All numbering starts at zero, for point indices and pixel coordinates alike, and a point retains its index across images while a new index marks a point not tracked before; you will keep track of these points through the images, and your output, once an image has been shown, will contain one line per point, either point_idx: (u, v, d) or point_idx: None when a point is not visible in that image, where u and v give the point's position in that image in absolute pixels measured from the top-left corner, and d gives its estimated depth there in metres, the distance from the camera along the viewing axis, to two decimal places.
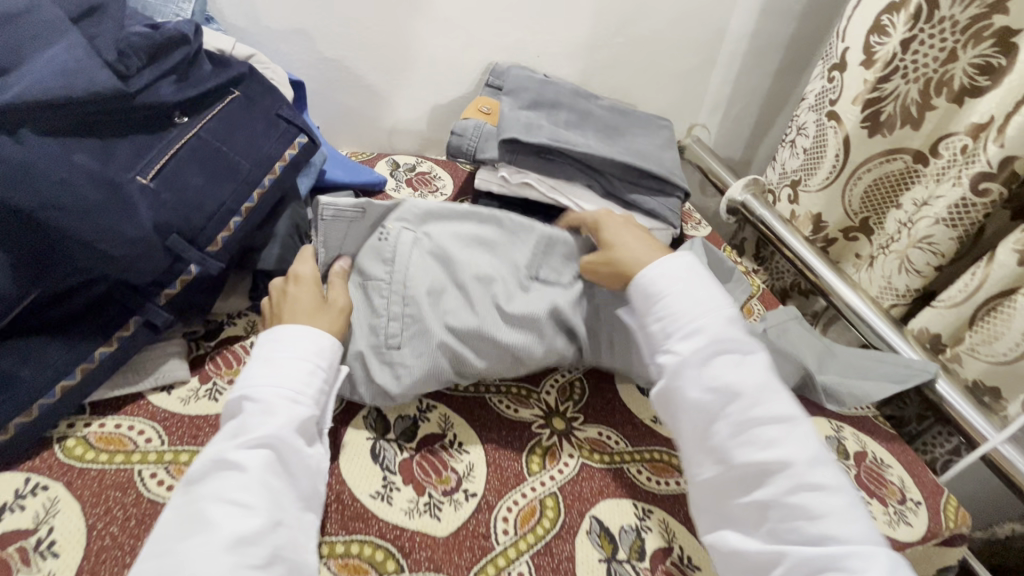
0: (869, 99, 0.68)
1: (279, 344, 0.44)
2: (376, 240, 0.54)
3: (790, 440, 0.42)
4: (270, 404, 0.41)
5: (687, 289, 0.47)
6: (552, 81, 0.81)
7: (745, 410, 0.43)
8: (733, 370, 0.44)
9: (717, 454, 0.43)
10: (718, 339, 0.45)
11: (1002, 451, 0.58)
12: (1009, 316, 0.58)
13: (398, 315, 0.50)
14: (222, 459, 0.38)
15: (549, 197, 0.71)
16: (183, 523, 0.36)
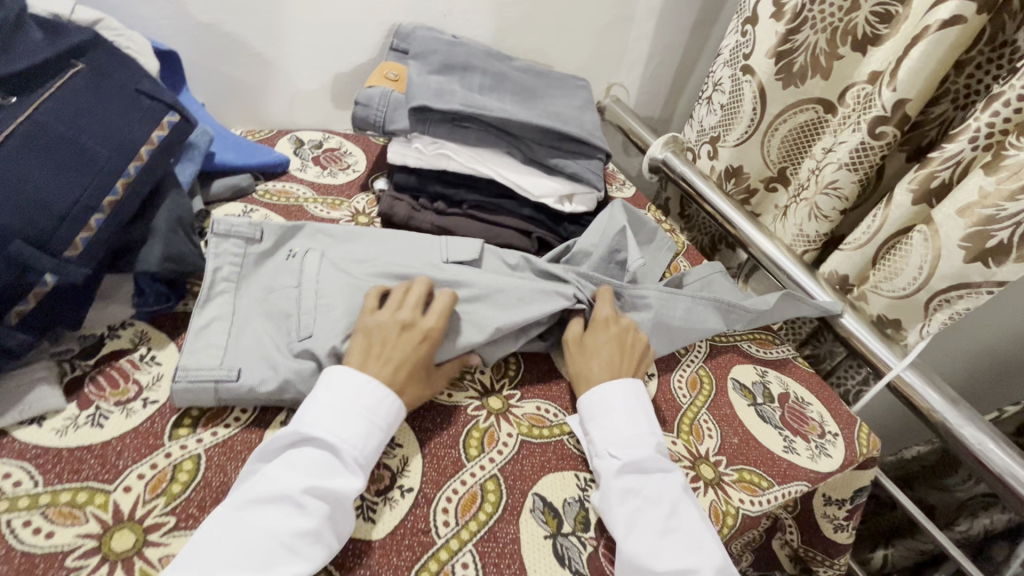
0: (782, 51, 0.71)
1: (371, 388, 0.43)
2: (284, 259, 0.53)
3: (697, 559, 0.42)
4: (349, 455, 0.41)
5: (625, 406, 0.49)
6: (461, 42, 0.76)
7: (666, 516, 0.44)
8: (661, 486, 0.45)
9: (632, 556, 0.42)
10: (649, 452, 0.47)
11: (904, 376, 0.63)
12: (906, 252, 0.60)
13: (309, 317, 0.47)
14: (288, 494, 0.38)
15: (468, 168, 0.68)
16: (231, 553, 0.35)
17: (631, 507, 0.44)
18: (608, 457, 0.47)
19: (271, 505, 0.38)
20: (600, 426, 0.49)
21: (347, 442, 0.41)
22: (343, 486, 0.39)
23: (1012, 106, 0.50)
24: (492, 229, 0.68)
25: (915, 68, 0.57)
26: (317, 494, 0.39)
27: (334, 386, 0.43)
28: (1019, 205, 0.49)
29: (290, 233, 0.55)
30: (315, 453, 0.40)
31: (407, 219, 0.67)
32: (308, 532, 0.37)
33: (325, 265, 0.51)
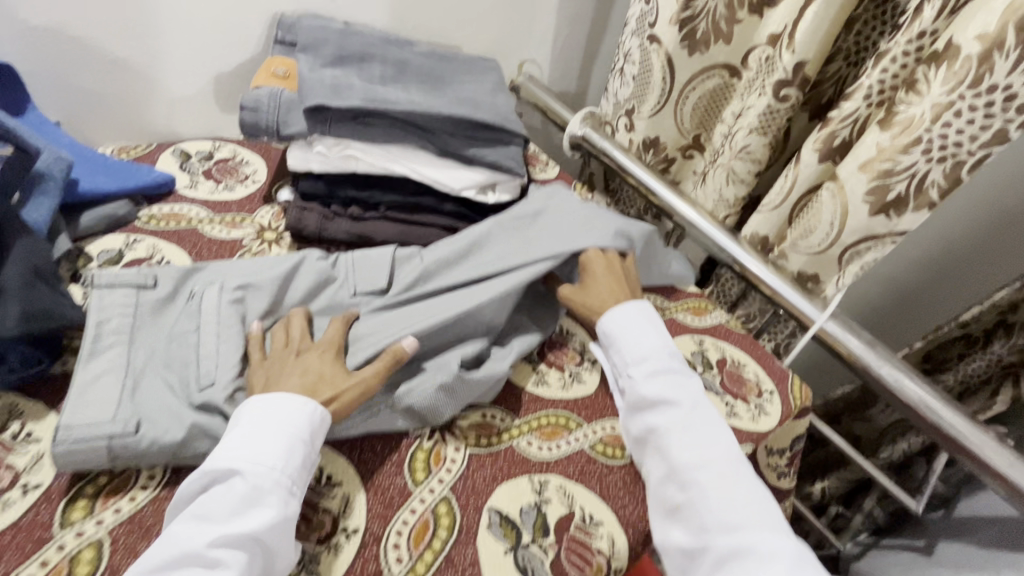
0: (685, 18, 0.71)
1: (286, 416, 0.41)
2: (184, 302, 0.49)
3: (714, 448, 0.46)
4: (259, 484, 0.37)
5: (640, 325, 0.54)
6: (355, 29, 0.71)
7: (683, 417, 0.48)
8: (674, 387, 0.49)
9: (659, 454, 0.47)
10: (660, 364, 0.51)
11: (826, 327, 0.66)
12: (818, 210, 0.61)
13: (207, 368, 0.44)
14: (195, 548, 0.35)
15: (380, 167, 0.63)
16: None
17: (650, 416, 0.49)
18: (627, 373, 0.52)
19: (177, 565, 0.34)
20: (619, 345, 0.53)
21: (249, 471, 0.38)
22: (258, 521, 0.36)
23: (900, 61, 0.51)
24: (412, 232, 0.65)
25: (809, 29, 0.58)
26: (230, 538, 0.35)
27: (248, 422, 0.40)
28: (909, 158, 0.50)
29: (189, 275, 0.51)
30: (220, 493, 0.37)
31: (319, 231, 0.62)
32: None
33: (228, 298, 0.49)
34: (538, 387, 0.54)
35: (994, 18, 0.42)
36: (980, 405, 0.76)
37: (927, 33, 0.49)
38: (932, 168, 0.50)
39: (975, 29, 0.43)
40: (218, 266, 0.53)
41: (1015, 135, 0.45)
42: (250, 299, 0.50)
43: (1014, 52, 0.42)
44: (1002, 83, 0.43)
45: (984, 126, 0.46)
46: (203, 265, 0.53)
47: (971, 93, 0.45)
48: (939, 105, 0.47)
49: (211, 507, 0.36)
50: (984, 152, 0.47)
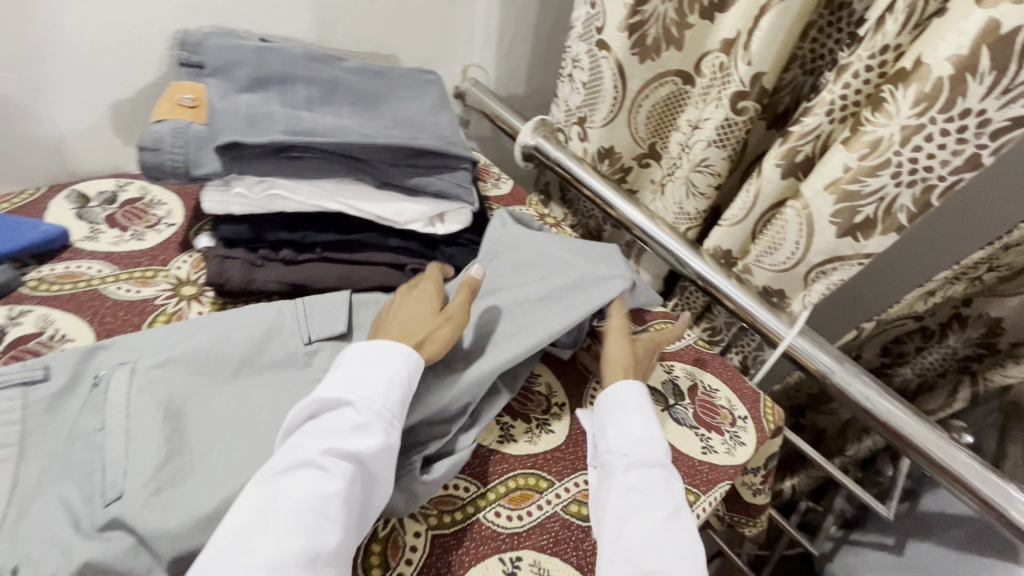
0: (632, 24, 0.66)
1: (388, 350, 0.45)
2: (90, 390, 0.43)
3: (684, 562, 0.40)
4: (364, 414, 0.41)
5: (640, 406, 0.50)
6: (272, 46, 0.63)
7: (659, 517, 0.42)
8: (658, 485, 0.44)
9: (624, 555, 0.41)
10: (650, 455, 0.46)
11: (796, 343, 0.64)
12: (783, 226, 0.59)
13: (115, 475, 0.38)
14: (306, 457, 0.38)
15: (313, 205, 0.57)
16: (259, 517, 0.36)
17: (625, 502, 0.44)
18: (611, 455, 0.47)
19: (289, 471, 0.38)
20: (612, 423, 0.49)
21: (359, 399, 0.41)
22: (363, 444, 0.40)
23: (862, 77, 0.49)
24: (355, 274, 0.58)
25: (766, 39, 0.54)
26: (337, 453, 0.39)
27: (357, 359, 0.44)
28: (878, 180, 0.50)
29: (93, 358, 0.44)
30: (331, 417, 0.41)
31: (246, 284, 0.55)
32: (333, 493, 0.37)
33: (140, 382, 0.43)
34: (504, 443, 0.50)
35: (966, 40, 0.41)
36: (940, 401, 0.77)
37: (890, 47, 0.47)
38: (902, 192, 0.50)
39: (946, 50, 0.42)
40: (129, 339, 0.46)
41: (987, 161, 0.45)
42: (170, 379, 0.44)
43: (988, 77, 0.41)
44: (974, 108, 0.43)
45: (955, 151, 0.45)
46: (110, 340, 0.46)
47: (943, 117, 0.44)
48: (908, 128, 0.46)
49: (324, 427, 0.40)
50: (955, 177, 0.47)
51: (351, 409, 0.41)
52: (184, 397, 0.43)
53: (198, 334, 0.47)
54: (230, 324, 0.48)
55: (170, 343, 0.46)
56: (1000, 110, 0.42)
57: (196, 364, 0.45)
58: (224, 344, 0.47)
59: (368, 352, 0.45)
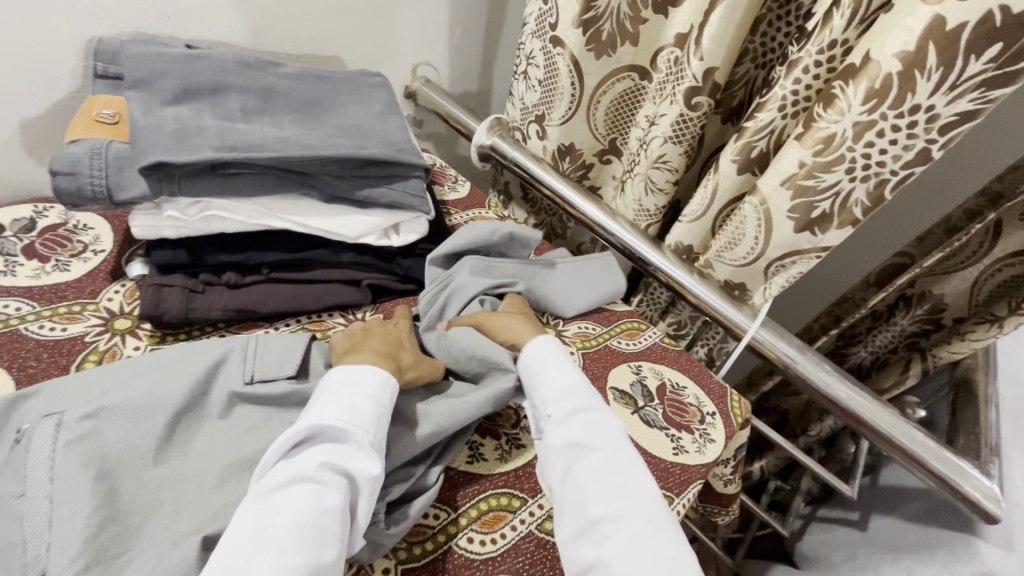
0: (587, 19, 0.65)
1: (365, 376, 0.45)
2: (10, 448, 0.39)
3: (627, 497, 0.43)
4: (355, 434, 0.42)
5: (555, 360, 0.51)
6: (200, 52, 0.58)
7: (597, 460, 0.45)
8: (594, 429, 0.46)
9: (573, 505, 0.43)
10: (577, 403, 0.48)
11: (758, 335, 0.65)
12: (742, 221, 0.60)
13: (38, 547, 0.35)
14: (300, 475, 0.39)
15: (255, 225, 0.53)
16: (258, 534, 0.35)
17: (565, 454, 0.46)
18: (542, 413, 0.49)
19: (286, 488, 0.38)
20: (535, 384, 0.50)
21: (347, 421, 0.42)
22: (357, 463, 0.40)
23: (812, 72, 0.49)
24: (306, 293, 0.56)
25: (718, 35, 0.54)
26: (332, 470, 0.40)
27: (335, 383, 0.45)
28: (833, 175, 0.50)
29: (14, 411, 0.41)
30: (318, 442, 0.41)
31: (184, 314, 0.51)
32: (331, 506, 0.38)
33: (66, 439, 0.39)
34: (474, 463, 0.49)
35: (913, 37, 0.41)
36: (894, 379, 0.79)
37: (838, 43, 0.47)
38: (856, 187, 0.50)
39: (894, 46, 0.42)
40: (55, 386, 0.43)
41: (936, 155, 0.46)
42: (103, 431, 0.41)
43: (935, 73, 0.42)
44: (923, 104, 0.44)
45: (907, 147, 0.46)
46: (31, 389, 0.42)
47: (893, 113, 0.45)
48: (860, 124, 0.46)
49: (314, 449, 0.41)
50: (907, 171, 0.48)
51: (337, 430, 0.42)
52: (120, 453, 0.40)
53: (135, 379, 0.44)
54: (169, 367, 0.45)
55: (103, 388, 0.43)
56: (947, 106, 0.43)
57: (131, 413, 0.42)
58: (162, 390, 0.44)
59: (349, 376, 0.45)
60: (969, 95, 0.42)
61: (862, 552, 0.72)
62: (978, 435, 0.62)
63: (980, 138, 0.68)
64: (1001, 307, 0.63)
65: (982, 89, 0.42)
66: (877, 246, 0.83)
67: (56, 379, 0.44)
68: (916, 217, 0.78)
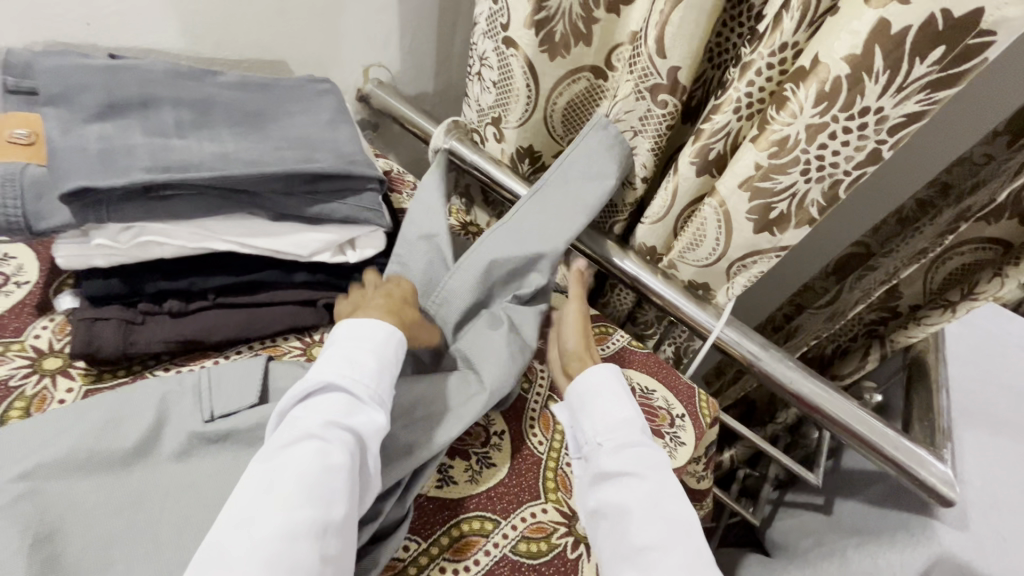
0: (539, 20, 0.63)
1: (368, 332, 0.47)
2: None
3: (671, 534, 0.43)
4: (354, 391, 0.43)
5: (615, 390, 0.52)
6: (126, 62, 0.54)
7: (643, 493, 0.45)
8: (642, 463, 0.47)
9: (618, 534, 0.44)
10: (629, 438, 0.49)
11: (723, 334, 0.66)
12: (702, 223, 0.60)
13: None
14: (306, 432, 0.40)
15: (195, 249, 0.50)
16: (268, 488, 0.38)
17: (611, 486, 0.46)
18: (593, 439, 0.50)
19: (295, 444, 0.40)
20: (590, 412, 0.51)
21: (347, 379, 0.44)
22: (360, 419, 0.42)
23: (764, 74, 0.49)
24: (257, 316, 0.53)
25: (678, 33, 0.53)
26: (337, 427, 0.41)
27: (338, 343, 0.47)
28: (788, 177, 0.50)
29: None
30: (322, 398, 0.43)
31: (122, 349, 0.47)
32: (336, 465, 0.39)
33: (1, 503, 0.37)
34: (444, 487, 0.48)
35: (859, 40, 0.41)
36: (853, 365, 0.81)
37: (789, 45, 0.47)
38: (812, 187, 0.51)
39: (842, 49, 0.42)
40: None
41: (885, 155, 0.47)
42: (42, 490, 0.38)
43: (882, 76, 0.42)
44: (872, 106, 0.44)
45: (858, 147, 0.47)
46: None
47: (843, 115, 0.45)
48: (812, 126, 0.47)
49: (318, 404, 0.43)
50: (858, 170, 0.48)
51: (340, 387, 0.43)
52: (60, 512, 0.38)
53: (78, 425, 0.41)
54: (116, 411, 0.43)
55: (42, 440, 0.40)
56: (895, 108, 0.43)
57: (73, 465, 0.40)
58: (107, 437, 0.42)
59: (354, 333, 0.47)
60: (915, 96, 0.42)
61: (828, 538, 0.74)
62: (932, 421, 0.64)
63: (934, 128, 0.69)
64: (954, 293, 0.65)
65: (927, 91, 0.42)
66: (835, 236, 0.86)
67: None
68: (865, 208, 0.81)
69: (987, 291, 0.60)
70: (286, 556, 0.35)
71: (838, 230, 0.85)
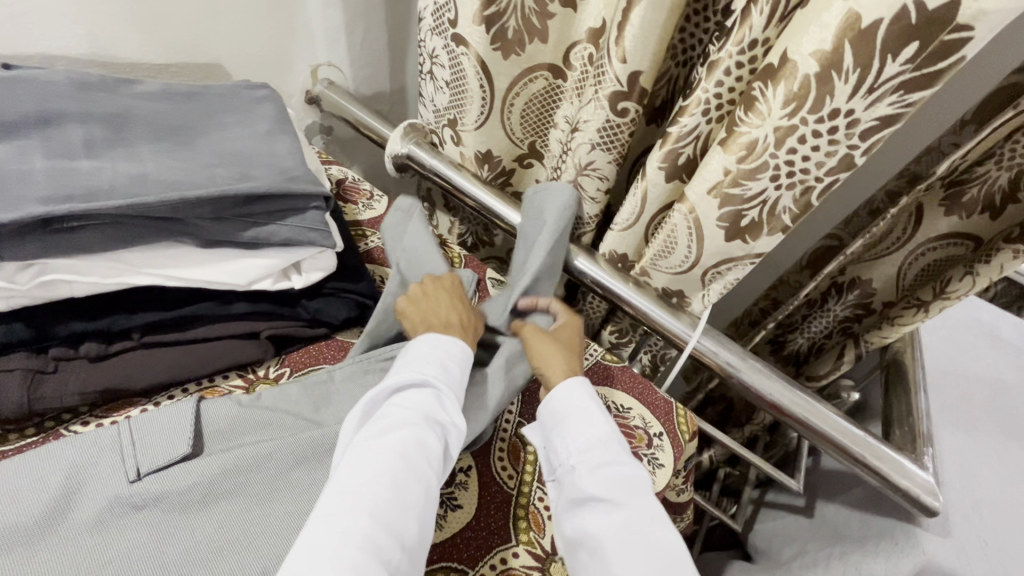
0: (490, 16, 0.58)
1: (448, 339, 0.50)
2: None
3: (660, 567, 0.38)
4: (444, 387, 0.47)
5: (585, 406, 0.48)
6: (22, 74, 0.48)
7: (624, 521, 0.41)
8: (618, 485, 0.43)
9: (601, 572, 0.39)
10: (605, 457, 0.45)
11: (700, 345, 0.63)
12: (672, 230, 0.56)
13: None
14: (406, 419, 0.43)
15: (113, 286, 0.44)
16: (366, 467, 0.39)
17: (587, 515, 0.43)
18: (566, 460, 0.46)
19: (397, 428, 0.42)
20: (559, 433, 0.48)
21: (436, 376, 0.47)
22: (452, 411, 0.46)
23: (732, 74, 0.46)
24: (190, 355, 0.48)
25: (640, 35, 0.49)
26: (432, 418, 0.44)
27: (421, 343, 0.50)
28: (758, 183, 0.47)
29: None
30: (414, 390, 0.46)
31: (28, 405, 0.42)
32: (434, 450, 0.42)
33: None
34: None
35: (828, 35, 0.38)
36: (831, 364, 0.79)
37: (757, 43, 0.44)
38: (782, 195, 0.48)
39: (810, 45, 0.39)
40: None
41: (858, 161, 0.44)
42: None
43: (852, 75, 0.39)
44: (843, 108, 0.40)
45: (829, 153, 0.43)
46: None
47: (813, 117, 0.42)
48: (781, 129, 0.43)
49: (413, 394, 0.45)
50: (830, 178, 0.45)
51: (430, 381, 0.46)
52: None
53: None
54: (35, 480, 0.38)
55: None
56: (866, 110, 0.40)
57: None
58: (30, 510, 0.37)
59: (441, 335, 0.50)
60: (887, 98, 0.39)
61: (811, 547, 0.73)
62: (912, 427, 0.62)
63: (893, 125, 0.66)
64: (927, 292, 0.63)
65: (901, 92, 0.38)
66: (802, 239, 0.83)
67: None
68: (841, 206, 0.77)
69: (960, 290, 0.58)
70: (393, 527, 0.37)
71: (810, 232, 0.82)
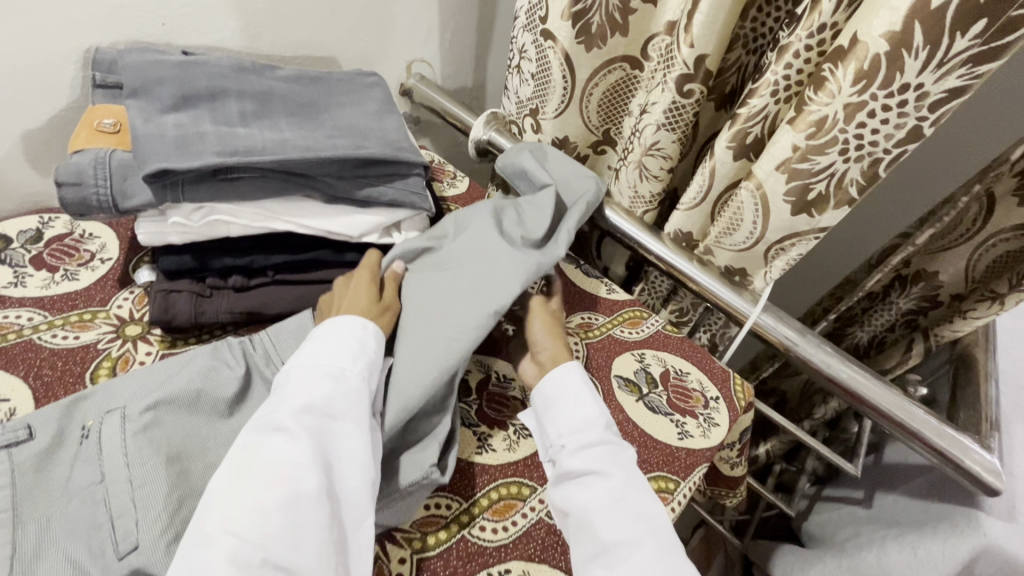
0: (577, 12, 0.64)
1: (340, 328, 0.48)
2: (76, 446, 0.42)
3: (641, 529, 0.43)
4: (323, 375, 0.45)
5: (575, 390, 0.52)
6: (194, 58, 0.59)
7: (612, 493, 0.45)
8: (605, 459, 0.47)
9: (588, 532, 0.44)
10: (594, 437, 0.49)
11: (763, 321, 0.66)
12: (738, 207, 0.60)
13: (134, 519, 0.38)
14: (275, 423, 0.41)
15: (259, 228, 0.54)
16: (239, 474, 0.39)
17: (577, 487, 0.47)
18: (558, 436, 0.50)
19: (269, 432, 0.41)
20: (551, 416, 0.52)
21: (309, 370, 0.45)
22: (329, 398, 0.44)
23: (803, 57, 0.50)
24: (312, 292, 0.57)
25: (706, 21, 0.54)
26: (307, 412, 0.42)
27: (310, 340, 0.49)
28: (826, 158, 0.51)
29: (73, 408, 0.44)
30: (291, 387, 0.44)
31: (193, 318, 0.52)
32: (302, 445, 0.40)
33: (133, 429, 0.42)
34: (482, 454, 0.52)
35: (898, 17, 0.42)
36: (897, 358, 0.78)
37: (828, 26, 0.48)
38: (851, 166, 0.51)
39: (880, 26, 0.43)
40: (107, 386, 0.46)
41: (927, 132, 0.47)
42: (162, 421, 0.43)
43: (922, 52, 0.42)
44: (912, 83, 0.44)
45: (897, 126, 0.47)
46: (87, 390, 0.45)
47: (882, 93, 0.45)
48: (851, 105, 0.47)
49: (283, 398, 0.44)
50: (898, 149, 0.48)
51: (304, 376, 0.45)
52: (183, 438, 0.43)
53: (181, 373, 0.47)
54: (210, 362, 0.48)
55: (146, 384, 0.46)
56: (935, 84, 0.43)
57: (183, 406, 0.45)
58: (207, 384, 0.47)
59: (329, 328, 0.49)
60: (956, 71, 0.42)
61: (868, 530, 0.73)
62: (980, 410, 0.62)
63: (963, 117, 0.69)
64: (1002, 283, 0.62)
65: (970, 65, 0.42)
66: (869, 228, 0.84)
67: (110, 382, 0.46)
68: (911, 199, 0.78)
69: None
70: (260, 526, 0.37)
71: (869, 223, 0.84)
